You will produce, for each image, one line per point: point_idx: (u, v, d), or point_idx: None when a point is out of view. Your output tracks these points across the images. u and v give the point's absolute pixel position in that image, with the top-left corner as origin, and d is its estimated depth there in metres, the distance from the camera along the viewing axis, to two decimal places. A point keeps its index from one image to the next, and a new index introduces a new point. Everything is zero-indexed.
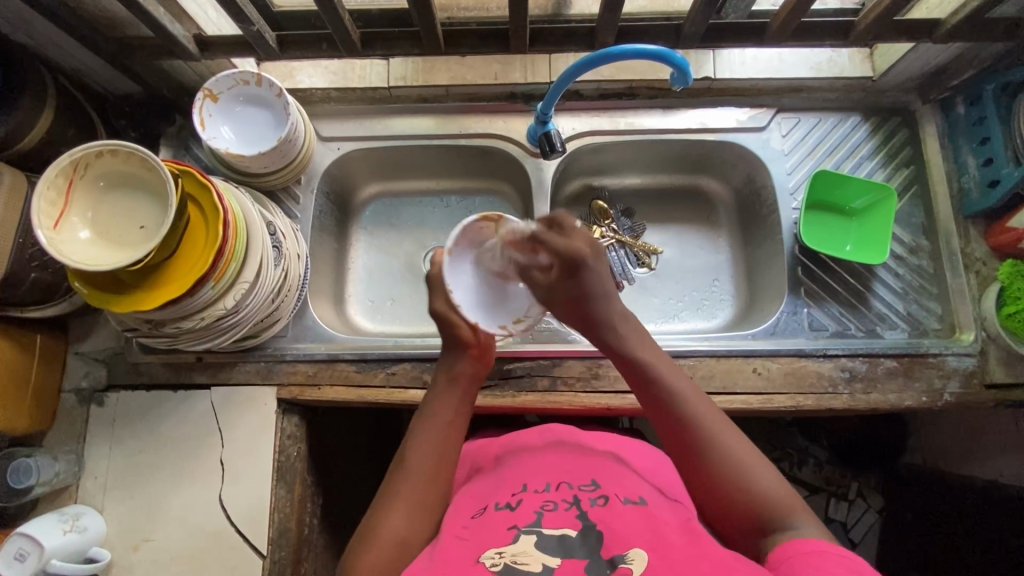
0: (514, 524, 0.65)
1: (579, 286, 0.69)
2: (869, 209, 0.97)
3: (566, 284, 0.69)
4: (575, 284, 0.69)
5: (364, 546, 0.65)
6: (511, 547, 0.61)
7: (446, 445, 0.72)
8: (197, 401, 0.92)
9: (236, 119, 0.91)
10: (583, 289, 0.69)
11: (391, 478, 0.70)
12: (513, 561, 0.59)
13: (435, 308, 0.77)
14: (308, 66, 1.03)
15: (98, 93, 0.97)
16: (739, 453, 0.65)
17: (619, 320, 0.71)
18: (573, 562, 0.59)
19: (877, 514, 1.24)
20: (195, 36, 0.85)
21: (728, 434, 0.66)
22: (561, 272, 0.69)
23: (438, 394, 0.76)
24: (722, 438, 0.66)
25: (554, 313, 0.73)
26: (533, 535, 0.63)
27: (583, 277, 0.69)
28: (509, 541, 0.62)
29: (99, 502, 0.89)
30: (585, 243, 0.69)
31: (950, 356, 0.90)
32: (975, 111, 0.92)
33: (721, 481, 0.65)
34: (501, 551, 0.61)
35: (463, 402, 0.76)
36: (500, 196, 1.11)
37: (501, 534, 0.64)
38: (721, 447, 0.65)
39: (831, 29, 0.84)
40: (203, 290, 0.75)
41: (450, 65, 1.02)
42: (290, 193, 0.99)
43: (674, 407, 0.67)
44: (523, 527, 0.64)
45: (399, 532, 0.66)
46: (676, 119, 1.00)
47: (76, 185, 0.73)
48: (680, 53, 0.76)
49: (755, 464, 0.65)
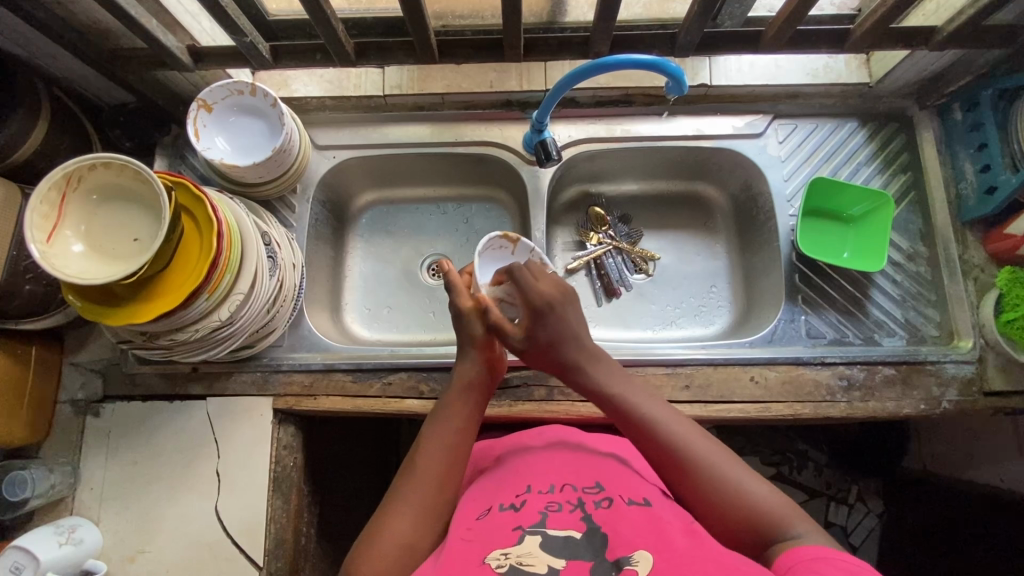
0: (519, 524, 0.64)
1: (551, 326, 0.74)
2: (867, 217, 0.96)
3: (534, 327, 0.74)
4: (548, 325, 0.74)
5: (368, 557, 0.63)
6: (517, 547, 0.61)
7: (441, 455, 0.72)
8: (193, 412, 0.92)
9: (230, 130, 0.91)
10: (554, 333, 0.74)
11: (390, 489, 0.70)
12: (519, 563, 0.59)
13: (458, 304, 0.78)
14: (303, 75, 1.03)
15: (92, 102, 0.96)
16: (709, 456, 0.67)
17: (590, 357, 0.74)
18: (578, 565, 0.59)
19: (879, 518, 1.22)
20: (189, 48, 0.85)
21: (698, 442, 0.68)
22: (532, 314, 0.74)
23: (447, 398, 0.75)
24: (711, 466, 0.66)
25: (529, 357, 0.77)
26: (538, 535, 0.62)
27: (552, 317, 0.74)
28: (514, 541, 0.62)
29: (95, 513, 0.89)
30: (552, 289, 0.75)
31: (948, 364, 0.89)
32: (972, 117, 0.91)
33: (684, 476, 0.67)
34: (507, 553, 0.61)
35: (475, 408, 0.75)
36: (497, 203, 1.11)
37: (506, 535, 0.63)
38: (715, 477, 0.65)
39: (827, 36, 0.84)
40: (197, 302, 0.75)
41: (445, 73, 1.02)
42: (286, 202, 0.98)
43: (659, 439, 0.68)
44: (528, 527, 0.64)
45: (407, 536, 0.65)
46: (672, 126, 0.99)
47: (70, 199, 0.72)
48: (675, 63, 0.76)
49: (717, 457, 0.67)
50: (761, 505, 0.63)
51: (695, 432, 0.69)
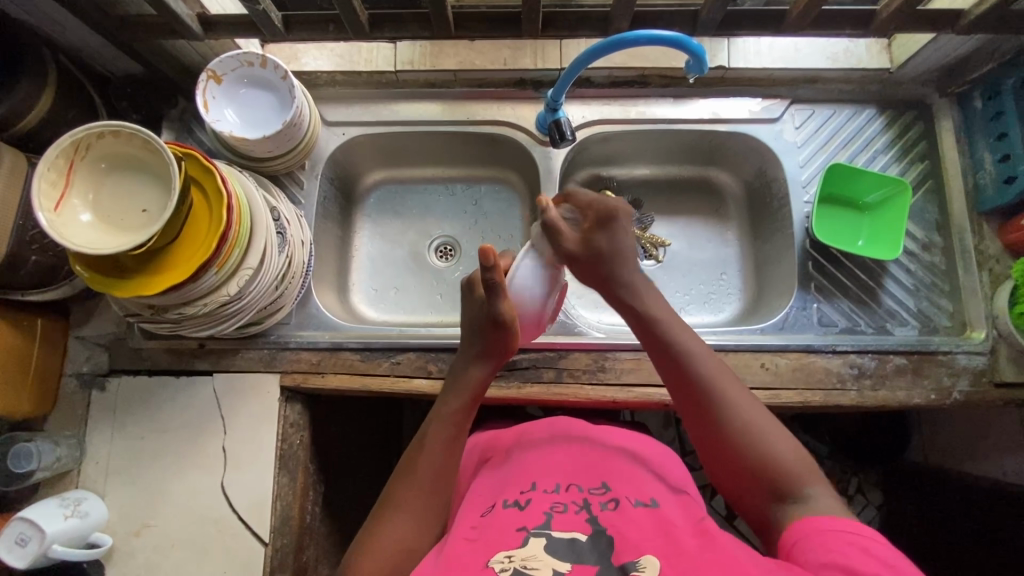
0: (523, 525, 0.64)
1: (608, 239, 0.73)
2: (883, 204, 0.95)
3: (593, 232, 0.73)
4: (604, 236, 0.73)
5: (370, 550, 0.64)
6: (521, 550, 0.60)
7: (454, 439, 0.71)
8: (198, 387, 0.91)
9: (239, 103, 0.89)
10: (614, 244, 0.73)
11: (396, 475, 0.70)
12: (524, 566, 0.58)
13: (501, 315, 0.70)
14: (312, 49, 1.01)
15: (99, 72, 0.94)
16: (755, 420, 0.66)
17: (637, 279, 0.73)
18: (583, 569, 0.58)
19: (876, 510, 1.24)
20: (199, 16, 0.84)
21: (747, 405, 0.67)
22: (592, 221, 0.73)
23: (457, 403, 0.73)
24: (762, 435, 0.65)
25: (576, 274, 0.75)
26: (543, 537, 0.61)
27: (610, 228, 0.73)
28: (518, 543, 0.61)
29: (99, 487, 0.89)
30: (615, 200, 0.74)
31: (960, 354, 0.89)
32: (993, 106, 0.90)
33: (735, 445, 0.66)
34: (512, 555, 0.59)
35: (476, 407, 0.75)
36: (506, 185, 1.10)
37: (511, 536, 0.62)
38: (766, 452, 0.64)
39: (851, 17, 0.82)
40: (206, 276, 0.74)
41: (458, 49, 0.99)
42: (294, 178, 0.97)
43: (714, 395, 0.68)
44: (532, 530, 0.63)
45: (410, 519, 0.66)
46: (688, 109, 0.98)
47: (77, 166, 0.71)
48: (696, 41, 0.74)
49: (775, 434, 0.66)
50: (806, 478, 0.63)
51: (749, 398, 0.69)
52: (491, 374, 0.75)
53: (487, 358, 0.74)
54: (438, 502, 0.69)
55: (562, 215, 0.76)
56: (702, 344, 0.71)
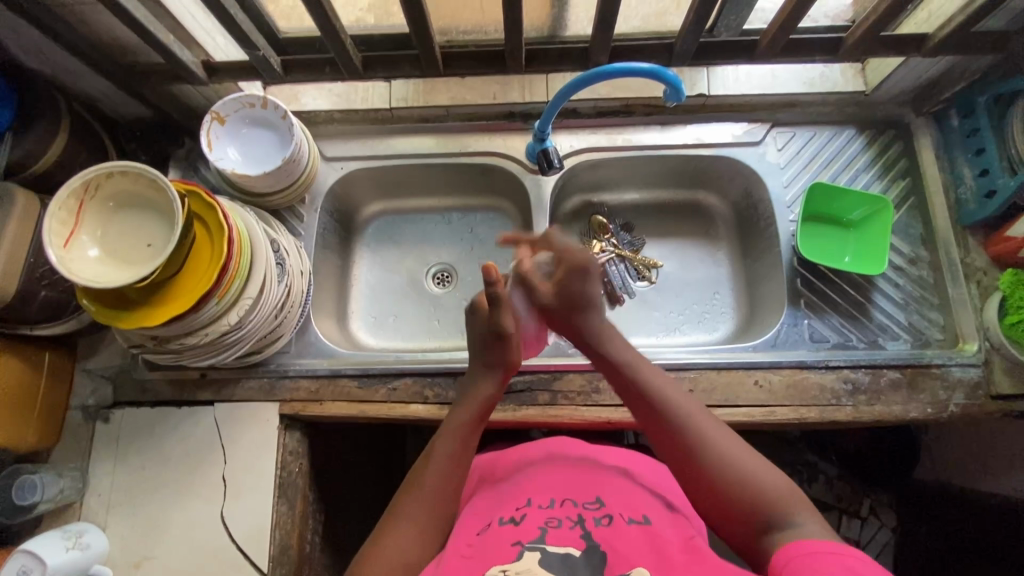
0: (519, 540, 0.64)
1: (581, 289, 0.79)
2: (867, 221, 0.97)
3: (569, 279, 0.79)
4: (576, 284, 0.79)
5: (380, 554, 0.65)
6: (515, 564, 0.60)
7: (452, 462, 0.72)
8: (199, 417, 0.93)
9: (242, 141, 0.94)
10: (580, 296, 0.79)
11: (398, 501, 0.70)
12: None
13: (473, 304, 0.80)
14: (311, 90, 1.07)
15: (109, 116, 0.99)
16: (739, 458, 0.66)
17: (603, 330, 0.78)
18: None
19: (892, 532, 1.22)
20: (204, 62, 0.89)
21: (729, 446, 0.68)
22: (564, 271, 0.79)
23: (462, 415, 0.75)
24: (749, 473, 0.65)
25: (553, 323, 0.82)
26: (537, 552, 0.62)
27: (583, 277, 0.79)
28: (513, 557, 0.62)
29: (102, 518, 0.90)
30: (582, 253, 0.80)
31: (953, 367, 0.89)
32: (968, 123, 0.93)
33: (718, 480, 0.66)
34: (506, 570, 0.60)
35: (471, 425, 0.74)
36: (500, 212, 1.13)
37: (505, 552, 0.63)
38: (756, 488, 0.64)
39: (820, 45, 0.86)
40: (207, 306, 0.76)
41: (450, 86, 1.04)
42: (294, 212, 1.01)
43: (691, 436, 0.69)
44: (527, 544, 0.63)
45: (417, 531, 0.67)
46: (672, 135, 1.02)
47: (86, 206, 0.75)
48: (673, 71, 0.78)
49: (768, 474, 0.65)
50: (785, 498, 0.63)
51: (734, 440, 0.69)
52: (499, 389, 0.78)
53: (493, 371, 0.77)
54: (444, 511, 0.69)
55: (533, 266, 0.83)
56: (678, 391, 0.73)
